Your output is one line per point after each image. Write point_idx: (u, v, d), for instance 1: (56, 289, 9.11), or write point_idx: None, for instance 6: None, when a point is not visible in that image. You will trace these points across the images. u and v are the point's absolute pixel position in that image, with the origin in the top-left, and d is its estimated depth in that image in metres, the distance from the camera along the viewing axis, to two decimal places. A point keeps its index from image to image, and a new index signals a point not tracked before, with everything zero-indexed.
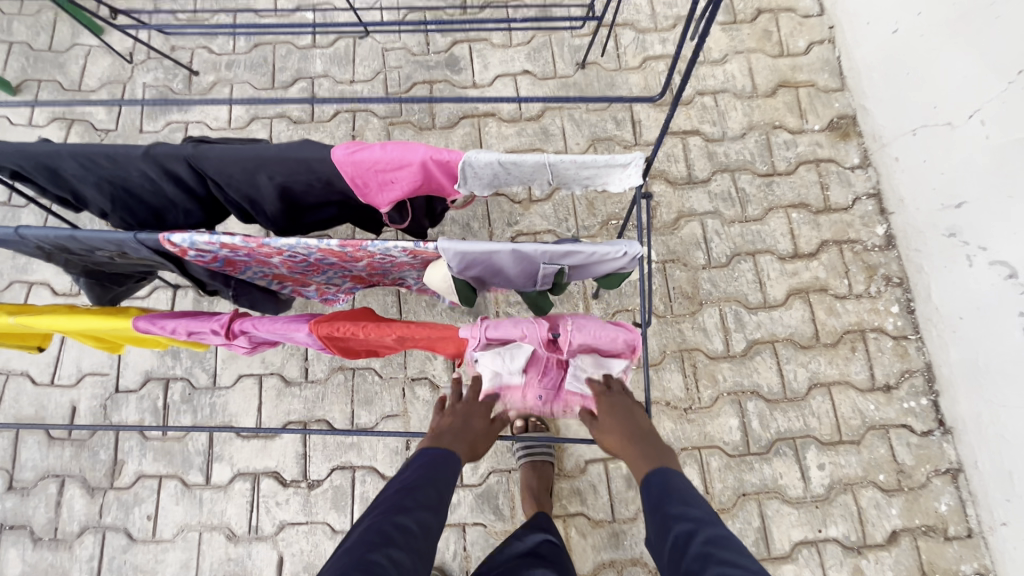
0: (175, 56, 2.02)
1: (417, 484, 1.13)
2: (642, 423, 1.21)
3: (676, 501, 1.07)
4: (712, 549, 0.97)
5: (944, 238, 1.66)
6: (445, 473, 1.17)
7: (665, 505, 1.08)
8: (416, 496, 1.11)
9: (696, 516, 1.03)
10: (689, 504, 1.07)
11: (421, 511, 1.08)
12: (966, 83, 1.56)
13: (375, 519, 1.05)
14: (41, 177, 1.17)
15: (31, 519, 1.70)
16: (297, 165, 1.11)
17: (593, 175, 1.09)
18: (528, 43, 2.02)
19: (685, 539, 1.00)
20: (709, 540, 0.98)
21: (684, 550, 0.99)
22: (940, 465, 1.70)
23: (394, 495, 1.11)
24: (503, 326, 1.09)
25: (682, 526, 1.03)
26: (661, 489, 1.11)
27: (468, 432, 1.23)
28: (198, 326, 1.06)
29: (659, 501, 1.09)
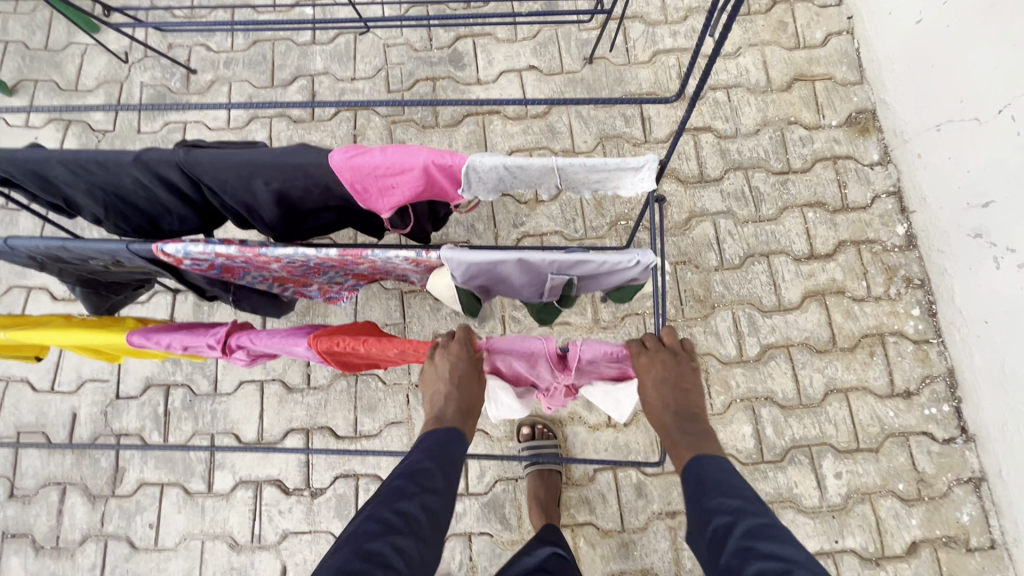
0: (173, 54, 1.97)
1: (423, 466, 0.95)
2: (688, 394, 0.98)
3: (715, 490, 0.93)
4: (753, 543, 0.84)
5: (969, 239, 1.59)
6: (456, 454, 0.99)
7: (704, 495, 0.94)
8: (421, 480, 0.94)
9: (737, 506, 0.90)
10: (728, 490, 0.93)
11: (424, 495, 0.92)
12: (998, 75, 1.47)
13: (374, 506, 0.90)
14: (31, 184, 1.13)
15: (33, 527, 1.68)
16: (294, 171, 1.06)
17: (603, 179, 1.03)
18: (534, 37, 1.96)
19: (724, 531, 0.88)
20: (750, 532, 0.86)
21: (724, 546, 0.87)
22: (961, 474, 1.64)
23: (397, 478, 0.94)
24: (508, 338, 0.98)
25: (720, 518, 0.90)
26: (699, 477, 0.96)
27: (474, 401, 0.99)
28: (194, 340, 1.01)
29: (698, 490, 0.95)
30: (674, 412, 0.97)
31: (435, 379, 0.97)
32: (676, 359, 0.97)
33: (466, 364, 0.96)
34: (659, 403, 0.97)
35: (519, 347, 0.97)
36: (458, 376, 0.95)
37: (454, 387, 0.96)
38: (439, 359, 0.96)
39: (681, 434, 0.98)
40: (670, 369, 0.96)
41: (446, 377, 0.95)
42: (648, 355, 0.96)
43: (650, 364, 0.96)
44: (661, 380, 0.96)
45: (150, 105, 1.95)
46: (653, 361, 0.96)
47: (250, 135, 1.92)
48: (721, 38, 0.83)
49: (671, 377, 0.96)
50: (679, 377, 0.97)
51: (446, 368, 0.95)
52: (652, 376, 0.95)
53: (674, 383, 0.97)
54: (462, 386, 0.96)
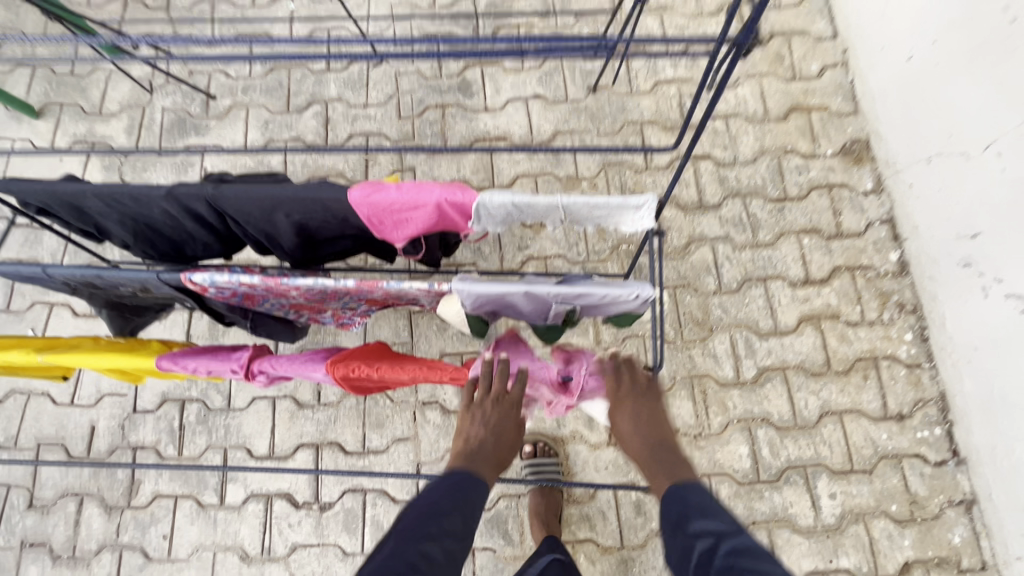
0: (193, 80, 2.06)
1: (445, 511, 0.98)
2: (662, 427, 1.04)
3: (695, 515, 0.96)
4: (737, 561, 0.88)
5: (959, 268, 1.64)
6: (474, 502, 1.02)
7: (685, 521, 0.96)
8: (442, 522, 0.97)
9: (717, 529, 0.93)
10: (707, 513, 0.96)
11: (446, 538, 0.95)
12: (984, 112, 1.53)
13: (394, 547, 0.93)
14: (68, 214, 1.20)
15: (51, 537, 1.74)
16: (313, 205, 1.13)
17: (606, 216, 1.10)
18: (540, 67, 2.04)
19: (708, 553, 0.91)
20: (734, 550, 0.89)
21: (709, 568, 0.89)
22: (953, 496, 1.68)
23: (414, 520, 0.97)
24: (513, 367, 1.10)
25: (702, 542, 0.92)
26: (679, 505, 0.98)
27: (501, 451, 1.06)
28: (218, 365, 1.07)
29: (679, 517, 0.97)
30: (647, 442, 1.03)
31: (476, 421, 1.06)
32: (649, 391, 1.06)
33: (509, 417, 1.06)
34: (631, 433, 1.04)
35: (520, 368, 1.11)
36: (494, 424, 1.04)
37: (491, 433, 1.05)
38: (486, 405, 1.06)
39: (659, 465, 1.02)
40: (640, 401, 1.04)
41: (489, 420, 1.05)
42: (622, 390, 1.05)
43: (621, 396, 1.05)
44: (633, 413, 1.04)
45: (171, 128, 2.03)
46: (624, 393, 1.05)
47: (266, 160, 2.00)
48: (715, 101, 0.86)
49: (644, 411, 1.04)
50: (652, 410, 1.05)
51: (491, 413, 1.05)
52: (623, 407, 1.04)
53: (647, 415, 1.04)
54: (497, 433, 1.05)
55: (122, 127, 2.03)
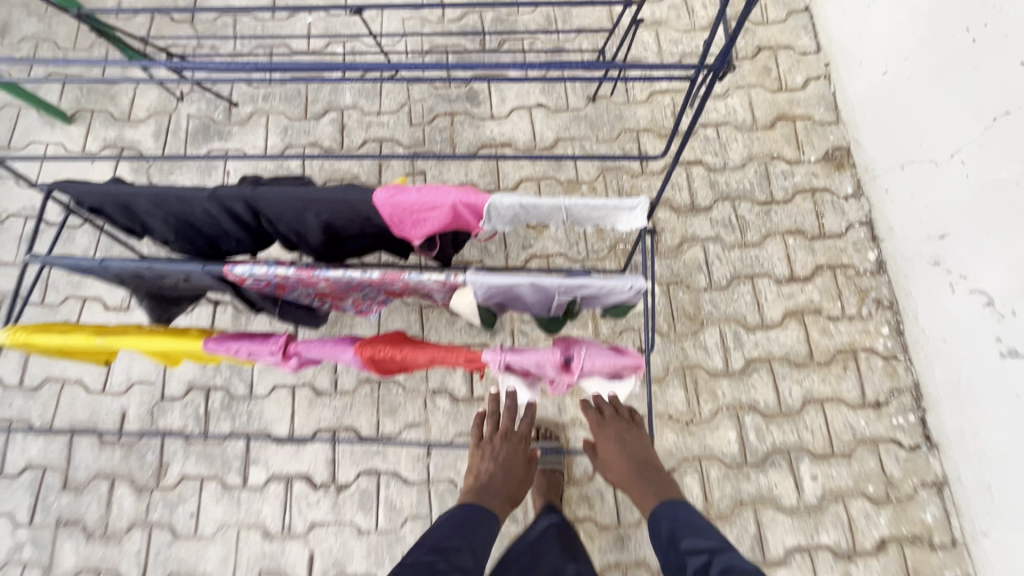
0: (217, 89, 2.19)
1: (455, 547, 1.20)
2: (644, 450, 1.29)
3: (686, 534, 1.18)
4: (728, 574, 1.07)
5: (929, 266, 1.78)
6: (480, 535, 1.25)
7: (678, 539, 1.18)
8: (451, 558, 1.17)
9: (710, 547, 1.14)
10: (698, 533, 1.18)
11: (454, 572, 1.15)
12: (949, 124, 1.67)
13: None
14: (117, 213, 1.33)
15: (84, 515, 1.85)
16: (341, 206, 1.25)
17: (603, 216, 1.23)
18: (542, 78, 2.18)
19: (702, 567, 1.11)
20: (724, 566, 1.09)
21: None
22: (926, 478, 1.81)
23: (428, 554, 1.18)
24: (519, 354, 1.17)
25: (697, 558, 1.13)
26: (671, 523, 1.21)
27: (507, 489, 1.35)
28: (257, 347, 1.20)
29: (673, 535, 1.19)
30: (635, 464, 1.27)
31: (487, 457, 1.36)
32: (630, 420, 1.32)
33: (513, 452, 1.37)
34: (620, 459, 1.28)
35: (531, 359, 1.17)
36: (502, 461, 1.35)
37: (498, 467, 1.35)
38: (496, 442, 1.38)
39: (647, 484, 1.26)
40: (626, 429, 1.29)
41: (497, 455, 1.36)
42: (609, 422, 1.31)
43: (608, 425, 1.30)
44: (618, 436, 1.29)
45: (196, 134, 2.15)
46: (610, 424, 1.31)
47: (285, 164, 2.13)
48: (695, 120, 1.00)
49: (628, 436, 1.30)
50: (634, 437, 1.30)
51: (502, 449, 1.36)
52: (612, 434, 1.29)
53: (630, 440, 1.29)
54: (506, 470, 1.35)
55: (149, 132, 2.16)
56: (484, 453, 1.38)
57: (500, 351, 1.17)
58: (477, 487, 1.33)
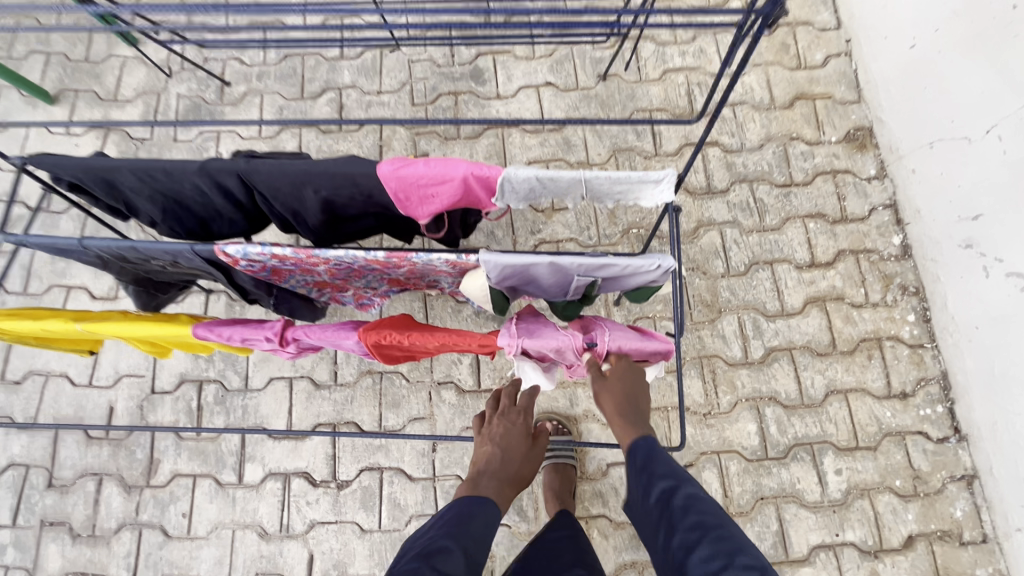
0: (208, 67, 2.08)
1: (442, 547, 1.07)
2: (642, 391, 1.16)
3: (659, 460, 1.13)
4: (693, 501, 1.06)
5: (960, 249, 1.70)
6: (473, 529, 1.12)
7: (651, 466, 1.12)
8: (437, 562, 1.04)
9: (678, 473, 1.11)
10: (669, 461, 1.13)
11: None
12: (985, 98, 1.59)
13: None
14: (98, 189, 1.22)
15: (71, 515, 1.76)
16: (343, 181, 1.15)
17: (625, 190, 1.13)
18: (551, 55, 2.07)
19: (669, 493, 1.08)
20: (689, 495, 1.06)
21: (669, 505, 1.07)
22: (955, 471, 1.73)
23: (413, 560, 1.05)
24: (540, 339, 1.08)
25: (664, 482, 1.10)
26: (646, 453, 1.14)
27: (513, 470, 1.26)
28: (251, 333, 1.11)
29: (645, 462, 1.13)
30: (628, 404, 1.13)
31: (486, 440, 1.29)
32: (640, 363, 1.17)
33: (513, 432, 1.29)
34: (618, 393, 1.13)
35: (551, 343, 1.08)
36: (505, 439, 1.28)
37: (498, 448, 1.26)
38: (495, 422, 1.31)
39: (629, 418, 1.16)
40: (636, 367, 1.13)
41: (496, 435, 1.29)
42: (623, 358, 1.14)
43: (624, 362, 1.14)
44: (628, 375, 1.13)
45: (186, 115, 2.05)
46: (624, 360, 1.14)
47: (281, 145, 2.02)
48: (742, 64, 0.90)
49: (635, 374, 1.14)
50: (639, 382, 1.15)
51: (502, 427, 1.29)
52: (626, 368, 1.14)
53: (636, 380, 1.14)
54: (509, 449, 1.28)
55: (137, 113, 2.05)
56: (485, 435, 1.30)
57: (516, 332, 1.09)
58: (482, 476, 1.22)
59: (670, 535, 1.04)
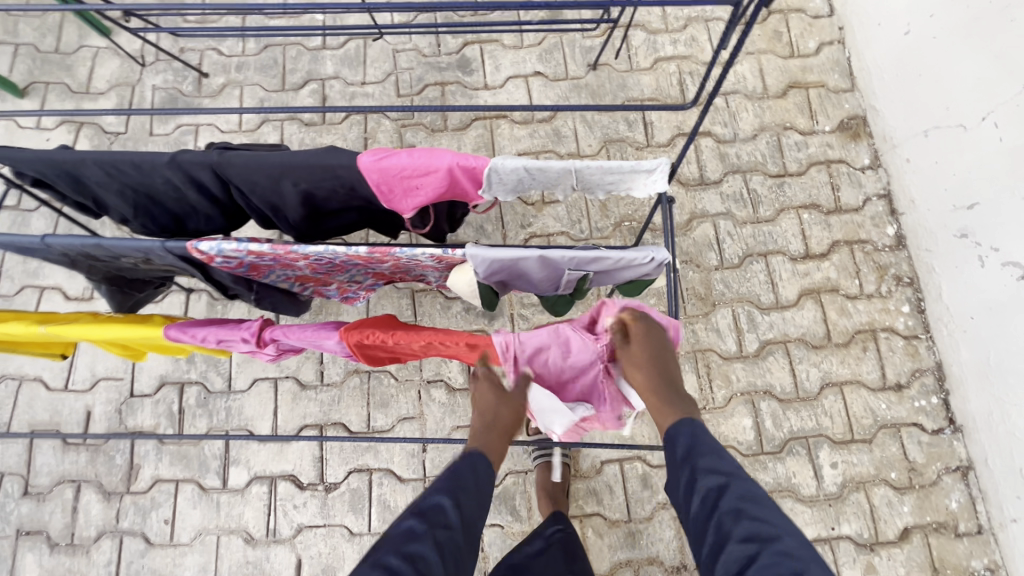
0: (185, 58, 2.01)
1: (435, 505, 1.01)
2: (676, 362, 1.07)
3: (704, 453, 0.99)
4: (745, 506, 0.91)
5: (955, 239, 1.68)
6: (468, 483, 1.07)
7: (694, 457, 0.99)
8: (432, 519, 0.99)
9: (726, 469, 0.97)
10: (716, 454, 0.99)
11: (437, 531, 0.98)
12: (980, 85, 1.58)
13: (381, 551, 0.94)
14: (63, 184, 1.16)
15: (48, 524, 1.70)
16: (323, 173, 1.10)
17: (617, 181, 1.09)
18: (540, 44, 2.02)
19: (716, 492, 0.94)
20: (742, 496, 0.92)
21: (715, 507, 0.93)
22: (950, 463, 1.72)
23: (410, 519, 0.99)
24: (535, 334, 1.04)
25: (711, 480, 0.96)
26: (689, 439, 1.02)
27: (496, 423, 1.15)
28: (227, 334, 1.06)
29: (689, 453, 1.00)
30: (657, 376, 1.05)
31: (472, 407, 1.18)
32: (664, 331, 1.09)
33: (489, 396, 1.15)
34: (652, 363, 1.04)
35: (549, 336, 1.04)
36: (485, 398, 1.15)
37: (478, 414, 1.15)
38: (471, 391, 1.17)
39: (666, 396, 1.06)
40: (657, 329, 1.06)
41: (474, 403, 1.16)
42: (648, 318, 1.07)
43: (648, 324, 1.06)
44: (654, 340, 1.06)
45: (162, 107, 1.98)
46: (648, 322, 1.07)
47: (262, 138, 1.96)
48: (740, 40, 0.88)
49: (664, 340, 1.07)
50: (666, 348, 1.07)
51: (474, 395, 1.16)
52: (652, 332, 1.06)
53: (666, 346, 1.07)
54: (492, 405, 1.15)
55: (110, 106, 1.97)
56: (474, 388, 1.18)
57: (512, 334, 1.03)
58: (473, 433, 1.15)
59: (716, 538, 0.91)
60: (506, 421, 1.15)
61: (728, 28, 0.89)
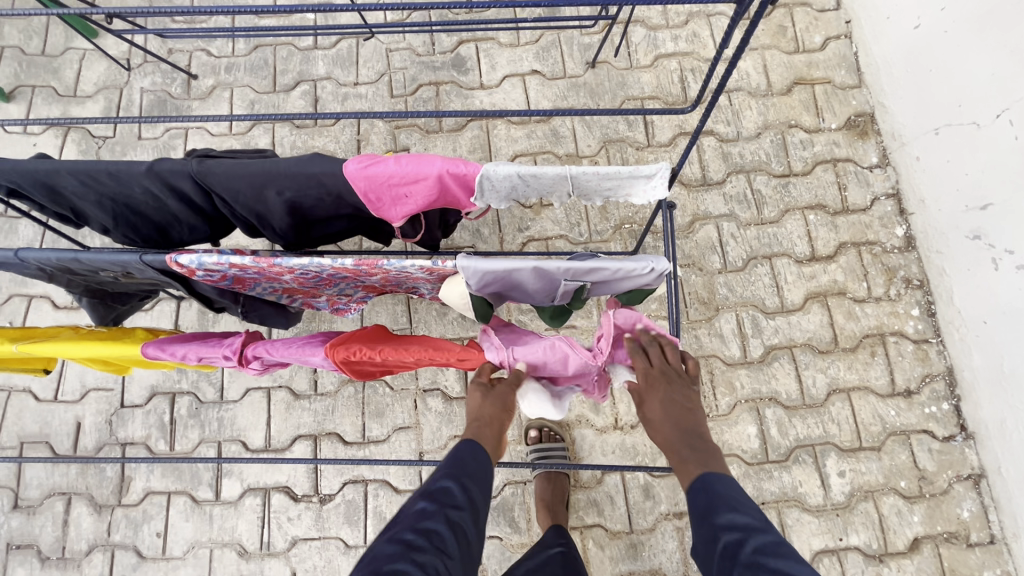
0: (173, 59, 1.96)
1: (442, 486, 0.96)
2: (694, 415, 1.01)
3: (723, 508, 0.95)
4: (765, 558, 0.86)
5: (968, 241, 1.63)
6: (471, 468, 1.00)
7: (713, 512, 0.95)
8: (443, 499, 0.95)
9: (746, 523, 0.92)
10: (737, 508, 0.95)
11: (448, 510, 0.94)
12: (995, 80, 1.52)
13: (394, 527, 0.91)
14: (40, 195, 1.11)
15: (39, 538, 1.67)
16: (307, 181, 1.05)
17: (615, 187, 1.03)
18: (536, 42, 1.97)
19: (735, 546, 0.90)
20: (763, 549, 0.87)
21: (734, 561, 0.88)
22: (961, 471, 1.67)
23: (420, 500, 0.95)
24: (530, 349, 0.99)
25: (729, 535, 0.92)
26: (707, 495, 0.97)
27: (490, 413, 1.04)
28: (208, 351, 1.03)
29: (707, 508, 0.96)
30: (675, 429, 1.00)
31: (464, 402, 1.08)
32: (681, 378, 1.00)
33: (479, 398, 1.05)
34: (665, 422, 1.01)
35: (544, 352, 0.99)
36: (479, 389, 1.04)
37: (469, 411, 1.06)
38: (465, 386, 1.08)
39: (686, 449, 1.01)
40: (668, 383, 0.99)
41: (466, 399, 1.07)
42: (652, 373, 0.99)
43: (653, 379, 0.99)
44: (666, 396, 0.99)
45: (151, 111, 1.93)
46: (656, 375, 0.99)
47: (253, 141, 1.91)
48: (745, 34, 0.81)
49: (676, 396, 0.99)
50: (683, 397, 1.00)
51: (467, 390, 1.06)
52: (658, 391, 0.99)
53: (680, 401, 0.99)
54: (487, 396, 1.04)
55: (98, 109, 1.93)
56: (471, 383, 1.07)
57: (500, 343, 1.01)
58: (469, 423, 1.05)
59: None
60: (501, 411, 1.04)
61: (733, 24, 0.83)
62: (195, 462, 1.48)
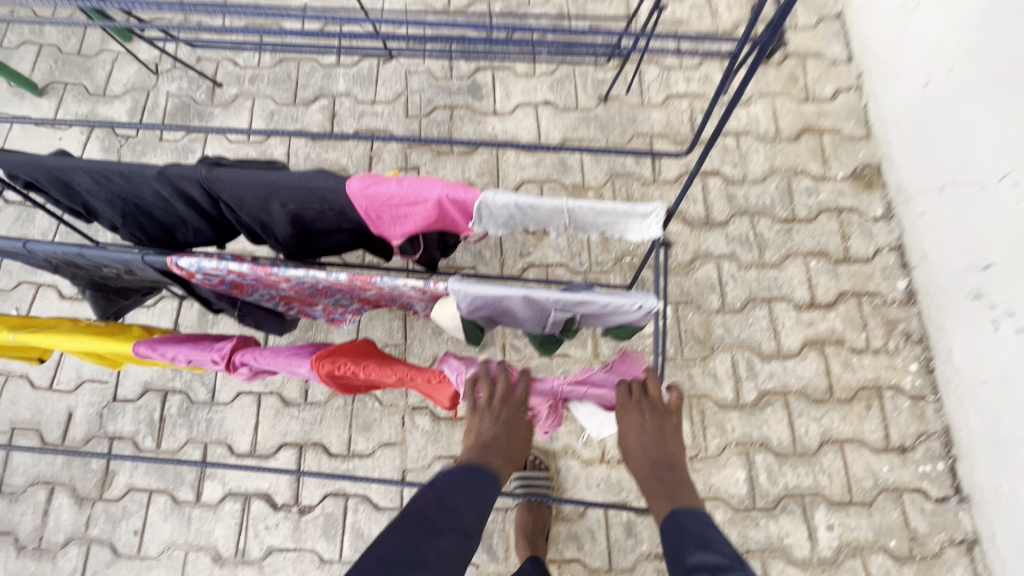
0: (200, 67, 2.04)
1: (455, 504, 0.95)
2: (672, 447, 0.98)
3: (692, 547, 0.93)
4: None
5: (968, 300, 1.61)
6: (477, 494, 0.98)
7: (683, 552, 0.94)
8: (452, 518, 0.94)
9: (716, 563, 0.91)
10: (709, 548, 0.93)
11: (455, 535, 0.92)
12: (1000, 142, 1.52)
13: (404, 535, 0.90)
14: (55, 189, 1.14)
15: (17, 526, 1.67)
16: (311, 195, 1.08)
17: (611, 222, 1.05)
18: (552, 74, 2.02)
19: None
20: None
21: None
22: (954, 535, 1.62)
23: (429, 507, 0.95)
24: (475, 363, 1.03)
25: None
26: (677, 534, 0.95)
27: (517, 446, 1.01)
28: (198, 354, 1.05)
29: (677, 547, 0.95)
30: (651, 459, 0.96)
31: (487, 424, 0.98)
32: (661, 409, 0.97)
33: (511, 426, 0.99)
34: (640, 455, 0.97)
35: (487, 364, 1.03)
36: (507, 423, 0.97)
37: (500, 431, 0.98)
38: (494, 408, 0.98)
39: (661, 484, 0.97)
40: (644, 413, 0.96)
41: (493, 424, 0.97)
42: (627, 403, 0.97)
43: (628, 409, 0.96)
44: (640, 429, 0.95)
45: (173, 113, 2.00)
46: (632, 406, 0.96)
47: (269, 150, 1.97)
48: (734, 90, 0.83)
49: (651, 427, 0.96)
50: (658, 428, 0.96)
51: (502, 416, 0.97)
52: (629, 423, 0.95)
53: (653, 434, 0.96)
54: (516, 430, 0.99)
55: (124, 109, 2.00)
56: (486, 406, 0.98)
57: (459, 362, 1.01)
58: (475, 447, 0.98)
59: None
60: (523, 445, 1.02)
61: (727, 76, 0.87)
62: (182, 464, 1.40)
